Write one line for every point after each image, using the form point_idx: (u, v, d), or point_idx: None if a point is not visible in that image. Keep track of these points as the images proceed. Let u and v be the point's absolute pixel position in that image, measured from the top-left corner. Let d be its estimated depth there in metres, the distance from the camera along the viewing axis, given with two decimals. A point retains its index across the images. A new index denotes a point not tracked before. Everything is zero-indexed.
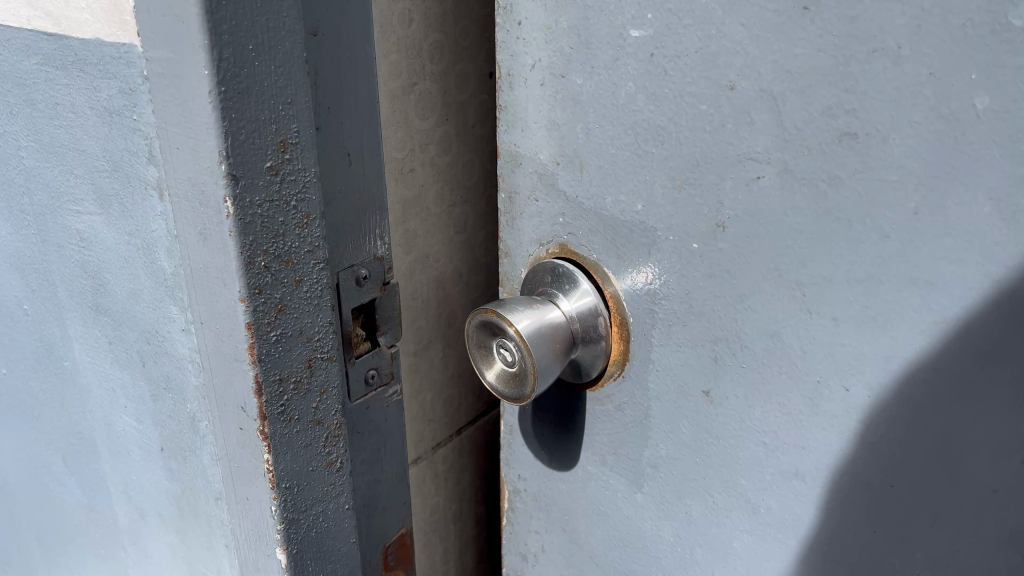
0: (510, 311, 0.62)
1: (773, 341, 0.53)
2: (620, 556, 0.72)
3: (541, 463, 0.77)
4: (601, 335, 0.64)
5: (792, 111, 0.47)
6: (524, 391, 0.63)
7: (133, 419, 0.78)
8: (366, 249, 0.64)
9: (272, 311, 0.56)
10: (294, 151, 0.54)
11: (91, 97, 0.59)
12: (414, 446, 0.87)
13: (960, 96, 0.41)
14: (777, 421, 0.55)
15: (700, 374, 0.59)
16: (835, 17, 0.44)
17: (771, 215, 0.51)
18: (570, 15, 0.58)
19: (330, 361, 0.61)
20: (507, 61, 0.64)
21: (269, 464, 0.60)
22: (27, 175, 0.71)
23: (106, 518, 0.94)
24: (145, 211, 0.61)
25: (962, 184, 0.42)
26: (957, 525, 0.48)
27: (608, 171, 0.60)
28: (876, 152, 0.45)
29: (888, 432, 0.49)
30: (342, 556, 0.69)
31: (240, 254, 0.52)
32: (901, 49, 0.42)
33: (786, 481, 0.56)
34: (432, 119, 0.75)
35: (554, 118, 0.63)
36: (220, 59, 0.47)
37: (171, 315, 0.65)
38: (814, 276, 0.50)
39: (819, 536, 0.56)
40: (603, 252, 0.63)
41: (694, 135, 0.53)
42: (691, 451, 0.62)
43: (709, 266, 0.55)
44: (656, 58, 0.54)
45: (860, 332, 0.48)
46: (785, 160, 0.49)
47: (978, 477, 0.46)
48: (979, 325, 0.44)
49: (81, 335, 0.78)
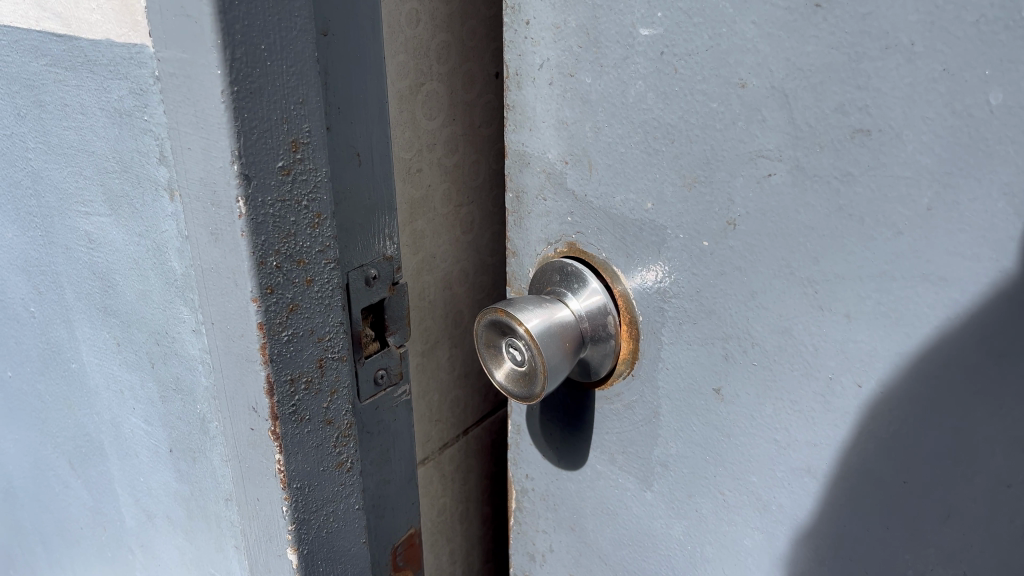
0: (519, 310, 0.62)
1: (785, 338, 0.53)
2: (630, 555, 0.72)
3: (549, 463, 0.77)
4: (610, 334, 0.65)
5: (804, 109, 0.48)
6: (533, 390, 0.63)
7: (141, 420, 0.79)
8: (376, 250, 0.64)
9: (284, 311, 0.56)
10: (306, 151, 0.54)
11: (101, 98, 0.59)
12: (422, 446, 0.87)
13: (974, 92, 0.41)
14: (788, 418, 0.55)
15: (710, 372, 0.59)
16: (848, 14, 0.44)
17: (782, 212, 0.51)
18: (579, 14, 0.58)
19: (340, 361, 0.61)
20: (515, 61, 0.64)
21: (281, 464, 0.60)
22: (34, 178, 0.72)
23: (114, 521, 0.94)
24: (155, 212, 0.61)
25: (976, 179, 0.42)
26: (972, 520, 0.48)
27: (617, 169, 0.60)
28: (889, 149, 0.45)
29: (901, 428, 0.49)
30: (352, 556, 0.69)
31: (252, 254, 0.53)
32: (914, 45, 0.42)
33: (798, 479, 0.56)
34: (439, 119, 0.75)
35: (563, 117, 0.63)
36: (232, 59, 0.48)
37: (181, 316, 0.65)
38: (826, 272, 0.50)
39: (831, 533, 0.56)
40: (612, 251, 0.63)
41: (704, 133, 0.53)
42: (701, 449, 0.62)
43: (719, 264, 0.56)
44: (666, 56, 0.54)
45: (872, 328, 0.49)
46: (797, 157, 0.49)
47: (992, 472, 0.46)
48: (992, 319, 0.44)
49: (89, 337, 0.78)
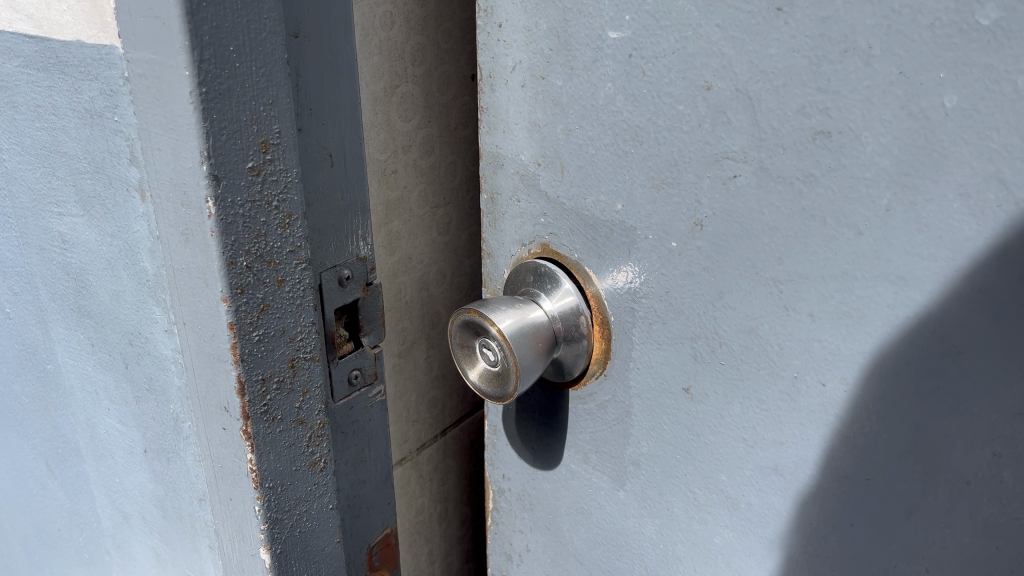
0: (492, 310, 0.63)
1: (751, 337, 0.54)
2: (604, 553, 0.73)
3: (525, 463, 0.77)
4: (583, 334, 0.65)
5: (768, 110, 0.48)
6: (506, 390, 0.63)
7: (117, 421, 0.78)
8: (349, 250, 0.64)
9: (254, 311, 0.56)
10: (276, 152, 0.54)
11: (73, 99, 0.59)
12: (399, 447, 0.87)
13: (930, 95, 0.42)
14: (755, 416, 0.56)
15: (680, 372, 0.60)
16: (808, 18, 0.45)
17: (746, 212, 0.51)
18: (550, 17, 0.59)
19: (313, 361, 0.62)
20: (489, 63, 0.65)
21: (253, 464, 0.60)
22: (8, 179, 0.72)
23: (91, 523, 0.94)
24: (127, 213, 0.61)
25: (932, 181, 0.43)
26: (933, 516, 0.49)
27: (588, 171, 0.61)
28: (849, 150, 0.45)
29: (864, 425, 0.50)
30: (326, 556, 0.70)
31: (222, 254, 0.53)
32: (872, 48, 0.43)
33: (765, 477, 0.57)
34: (415, 121, 0.76)
35: (535, 119, 0.63)
36: (201, 60, 0.48)
37: (154, 316, 0.65)
38: (790, 273, 0.50)
39: (798, 530, 0.56)
40: (584, 252, 0.64)
41: (671, 135, 0.54)
42: (672, 448, 0.63)
43: (688, 264, 0.56)
44: (635, 59, 0.54)
45: (836, 327, 0.49)
46: (761, 158, 0.50)
47: (953, 468, 0.47)
48: (950, 318, 0.44)
49: (64, 337, 0.78)
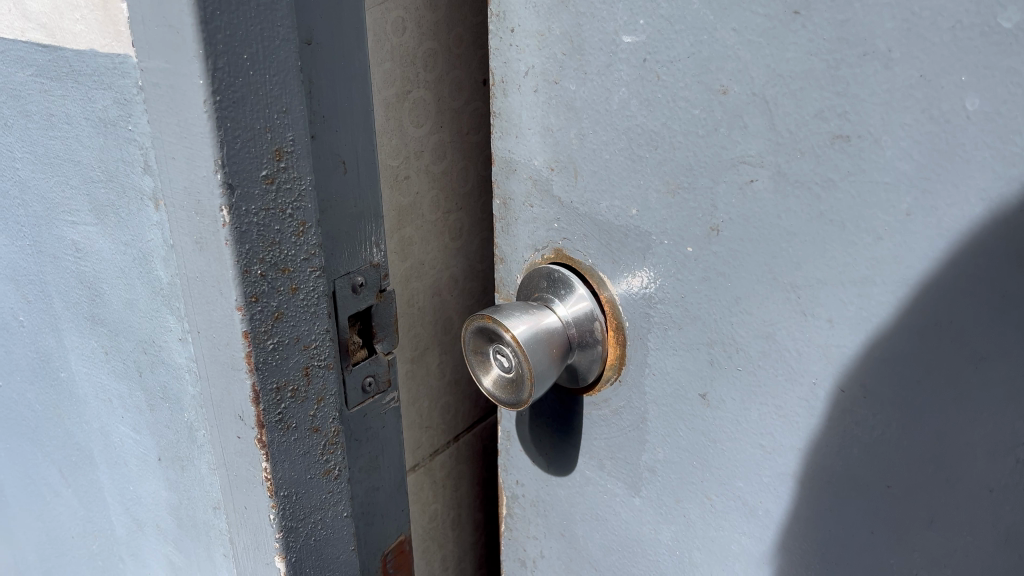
0: (506, 316, 0.62)
1: (768, 343, 0.54)
2: (619, 559, 0.72)
3: (538, 469, 0.77)
4: (598, 340, 0.64)
5: (785, 115, 0.48)
6: (520, 397, 0.63)
7: (131, 429, 0.79)
8: (362, 257, 0.64)
9: (269, 319, 0.56)
10: (290, 160, 0.54)
11: (86, 108, 0.59)
12: (411, 453, 0.87)
13: (952, 98, 0.41)
14: (774, 423, 0.55)
15: (697, 379, 0.59)
16: (825, 21, 0.44)
17: (764, 217, 0.51)
18: (563, 21, 0.58)
19: (327, 369, 0.61)
20: (501, 68, 0.64)
21: (268, 472, 0.60)
22: (22, 187, 0.72)
23: (105, 531, 0.94)
24: (141, 221, 0.61)
25: (953, 185, 0.42)
26: (956, 525, 0.48)
27: (602, 176, 0.60)
28: (868, 154, 0.45)
29: (884, 432, 0.50)
30: (341, 564, 0.69)
31: (236, 263, 0.53)
32: (891, 52, 0.42)
33: (783, 484, 0.56)
34: (427, 126, 0.75)
35: (548, 124, 0.63)
36: (214, 69, 0.48)
37: (168, 325, 0.65)
38: (809, 278, 0.50)
39: (816, 538, 0.56)
40: (598, 258, 0.63)
41: (686, 141, 0.54)
42: (688, 454, 0.62)
43: (704, 270, 0.56)
44: (649, 63, 0.54)
45: (856, 333, 0.49)
46: (778, 163, 0.49)
47: (975, 476, 0.46)
48: (971, 325, 0.44)
49: (77, 345, 0.79)
